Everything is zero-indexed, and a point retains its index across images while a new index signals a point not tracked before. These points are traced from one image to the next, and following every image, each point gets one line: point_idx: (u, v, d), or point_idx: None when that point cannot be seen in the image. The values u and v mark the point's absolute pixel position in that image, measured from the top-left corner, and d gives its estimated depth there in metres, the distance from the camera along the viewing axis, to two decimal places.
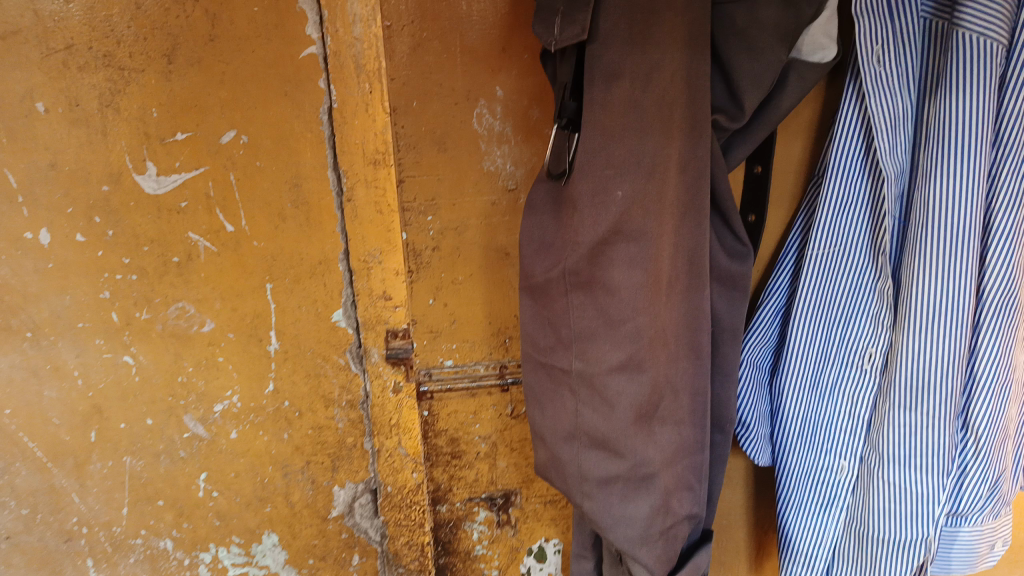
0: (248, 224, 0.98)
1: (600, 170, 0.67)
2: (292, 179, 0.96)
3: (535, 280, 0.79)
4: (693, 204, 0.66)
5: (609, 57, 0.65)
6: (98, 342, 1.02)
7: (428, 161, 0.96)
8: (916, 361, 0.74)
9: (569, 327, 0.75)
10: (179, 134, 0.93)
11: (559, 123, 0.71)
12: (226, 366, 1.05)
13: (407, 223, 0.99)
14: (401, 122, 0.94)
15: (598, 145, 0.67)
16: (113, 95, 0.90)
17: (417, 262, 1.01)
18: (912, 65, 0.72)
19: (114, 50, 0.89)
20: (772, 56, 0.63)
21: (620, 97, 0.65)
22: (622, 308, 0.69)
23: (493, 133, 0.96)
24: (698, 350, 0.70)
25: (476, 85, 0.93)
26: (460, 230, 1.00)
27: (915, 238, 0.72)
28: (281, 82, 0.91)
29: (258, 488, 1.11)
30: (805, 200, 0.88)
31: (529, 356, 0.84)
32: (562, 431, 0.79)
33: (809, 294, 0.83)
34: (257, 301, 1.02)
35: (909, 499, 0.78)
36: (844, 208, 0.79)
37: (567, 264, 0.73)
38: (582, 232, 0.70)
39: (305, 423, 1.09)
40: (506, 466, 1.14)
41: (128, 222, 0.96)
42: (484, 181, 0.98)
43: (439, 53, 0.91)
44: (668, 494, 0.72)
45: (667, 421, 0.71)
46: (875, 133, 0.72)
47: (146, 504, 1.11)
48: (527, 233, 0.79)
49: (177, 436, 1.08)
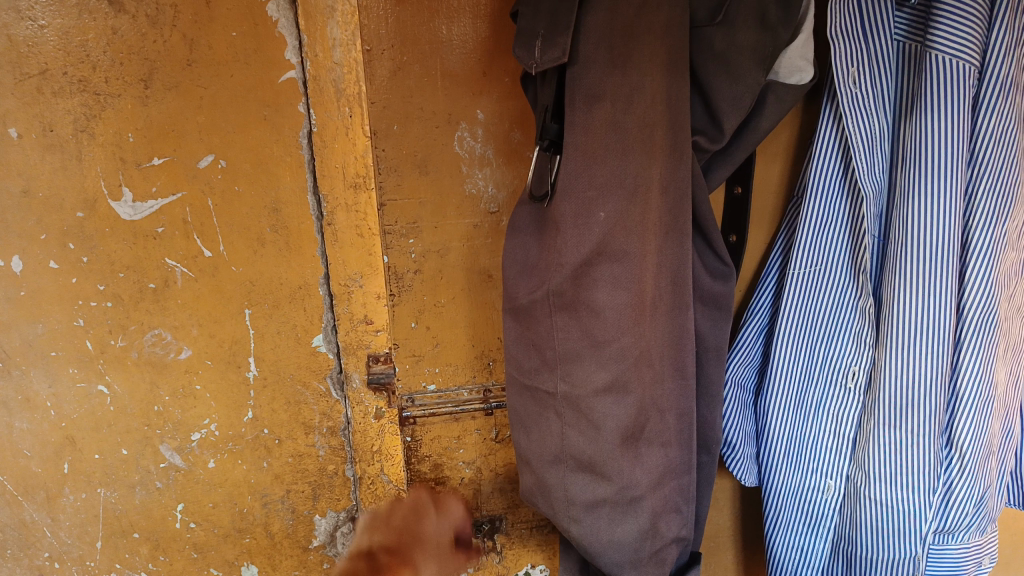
0: (226, 249, 0.96)
1: (583, 191, 0.67)
2: (271, 203, 0.95)
3: (518, 303, 0.77)
4: (676, 225, 0.68)
5: (590, 78, 0.65)
6: (71, 371, 0.99)
7: (410, 184, 0.96)
8: (900, 377, 0.75)
9: (553, 349, 0.74)
10: (156, 159, 0.92)
11: (540, 145, 0.71)
12: (203, 394, 1.03)
13: (389, 246, 0.98)
14: (382, 145, 0.94)
15: (580, 166, 0.66)
16: (88, 121, 0.89)
17: (399, 286, 1.01)
18: (887, 86, 0.73)
19: (90, 75, 0.88)
20: (750, 79, 0.65)
21: (602, 118, 0.65)
22: (607, 329, 0.69)
23: (474, 156, 0.96)
24: (683, 369, 0.72)
25: (457, 108, 0.94)
26: (442, 253, 1.00)
27: (896, 255, 0.73)
28: (261, 106, 0.91)
29: (237, 519, 1.09)
30: (786, 220, 0.89)
31: (513, 378, 0.82)
32: (548, 455, 0.77)
33: (792, 313, 0.84)
34: (235, 327, 1.00)
35: (897, 517, 0.79)
36: (825, 228, 0.80)
37: (551, 286, 0.71)
38: (565, 253, 0.69)
39: (285, 451, 1.07)
40: (491, 490, 1.14)
41: (103, 248, 0.94)
42: (466, 204, 0.98)
43: (420, 76, 0.91)
44: (656, 515, 0.73)
45: (653, 442, 0.72)
46: (853, 152, 0.73)
47: (120, 537, 1.08)
48: (510, 255, 0.79)
49: (153, 467, 1.05)
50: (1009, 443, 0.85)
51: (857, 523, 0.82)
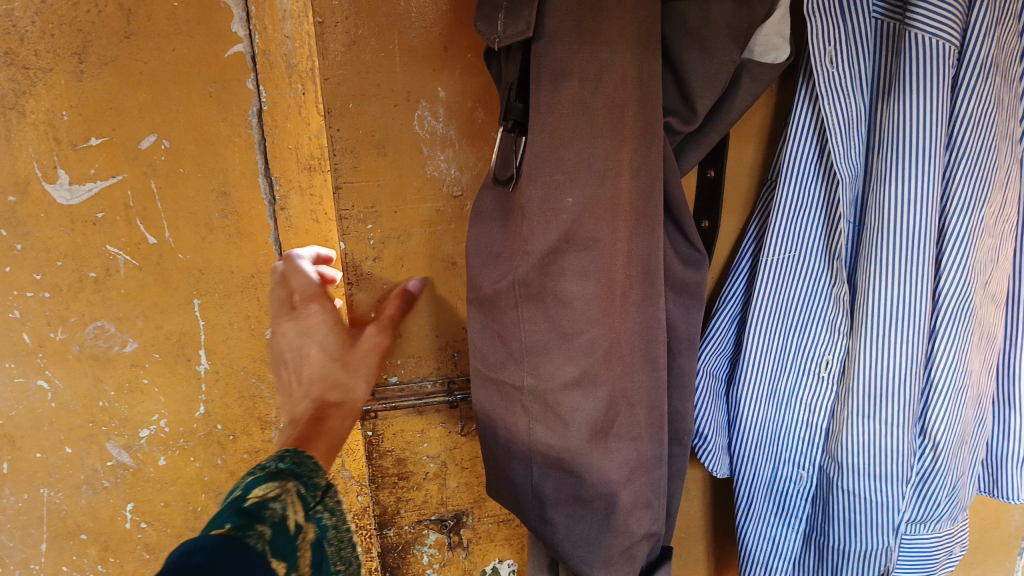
0: (172, 236, 0.91)
1: (549, 175, 0.63)
2: (220, 185, 0.90)
3: (483, 293, 0.73)
4: (647, 211, 0.65)
5: (557, 54, 0.60)
6: (8, 365, 0.93)
7: (367, 166, 0.90)
8: (874, 368, 0.74)
9: (519, 341, 0.70)
10: (94, 139, 0.85)
11: (506, 124, 0.67)
12: (152, 389, 0.97)
13: (346, 232, 0.93)
14: (337, 125, 0.88)
15: (546, 149, 0.62)
16: (18, 97, 0.82)
17: (357, 274, 0.96)
18: (864, 67, 0.71)
19: (17, 48, 0.81)
20: (725, 56, 0.62)
21: (569, 97, 0.61)
22: (576, 320, 0.66)
23: (436, 136, 0.91)
24: (654, 360, 0.70)
25: (417, 86, 0.88)
26: (403, 239, 0.95)
27: (872, 243, 0.71)
28: (206, 82, 0.85)
29: (191, 518, 1.05)
30: (759, 205, 0.86)
31: (478, 372, 0.77)
32: (517, 451, 0.74)
33: (766, 301, 0.82)
34: (184, 318, 0.95)
35: (869, 505, 0.78)
36: (799, 214, 0.78)
37: (517, 275, 0.67)
38: (531, 240, 0.65)
39: (240, 448, 1.03)
40: (456, 485, 1.09)
41: (39, 234, 0.88)
42: (428, 187, 0.93)
43: (376, 52, 0.86)
44: (627, 513, 0.71)
45: (623, 437, 0.69)
46: (830, 136, 0.71)
47: (66, 539, 1.03)
48: (473, 243, 0.74)
49: (99, 465, 1.00)
50: (981, 430, 0.85)
51: (831, 512, 0.82)
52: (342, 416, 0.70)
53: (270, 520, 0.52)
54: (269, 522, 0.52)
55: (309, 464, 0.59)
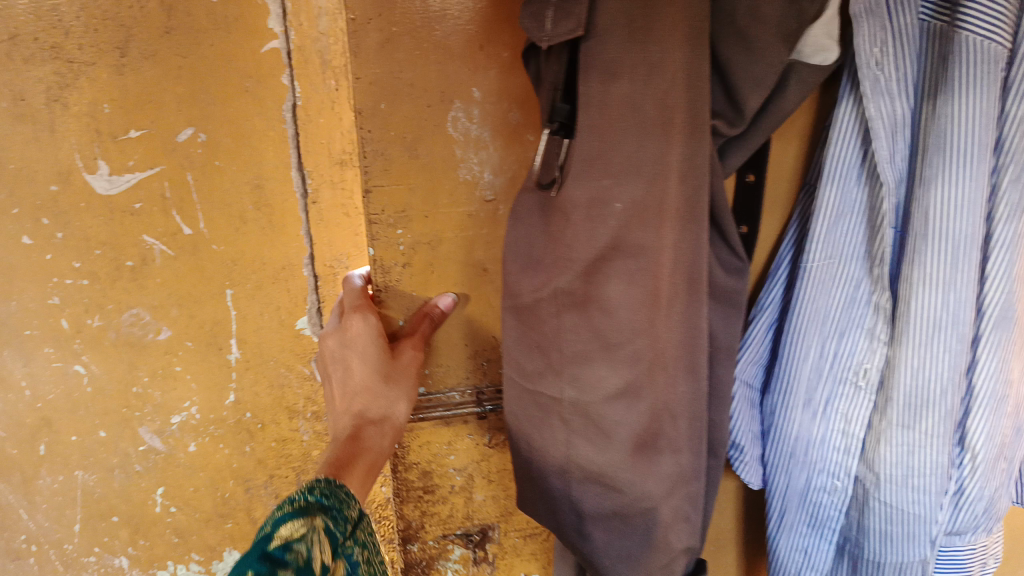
0: (207, 227, 0.93)
1: (598, 179, 0.64)
2: (254, 178, 0.91)
3: (522, 300, 0.76)
4: (693, 214, 0.61)
5: (609, 52, 0.61)
6: (47, 350, 0.96)
7: (398, 168, 0.88)
8: (915, 376, 0.73)
9: (559, 350, 0.73)
10: (133, 131, 0.87)
11: (552, 125, 0.68)
12: (184, 376, 0.99)
13: (375, 238, 0.90)
14: (367, 126, 0.85)
15: (595, 151, 0.64)
16: (61, 90, 0.85)
17: (385, 280, 0.93)
18: (911, 70, 0.70)
19: (62, 42, 0.83)
20: (772, 56, 0.60)
21: (617, 97, 0.61)
22: (620, 330, 0.68)
23: (470, 138, 0.88)
24: (696, 369, 0.65)
25: (451, 84, 0.85)
26: (433, 244, 0.92)
27: (918, 251, 0.70)
28: (242, 77, 0.87)
29: (219, 504, 1.07)
30: (799, 210, 0.86)
31: (518, 376, 0.80)
32: (555, 459, 0.78)
33: (804, 308, 0.82)
34: (216, 308, 0.97)
35: (907, 513, 0.78)
36: (840, 221, 0.77)
37: (560, 284, 0.71)
38: (576, 249, 0.68)
39: (268, 436, 1.05)
40: (483, 499, 1.09)
41: (78, 223, 0.91)
42: (461, 190, 0.91)
43: (411, 49, 0.83)
44: (666, 527, 0.70)
45: (665, 450, 0.68)
46: (875, 140, 0.70)
47: (99, 521, 1.06)
48: (513, 249, 0.76)
49: (132, 450, 1.02)
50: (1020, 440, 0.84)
51: (866, 519, 0.82)
52: (379, 433, 0.81)
53: (295, 563, 0.53)
54: (294, 564, 0.53)
55: (336, 499, 0.64)
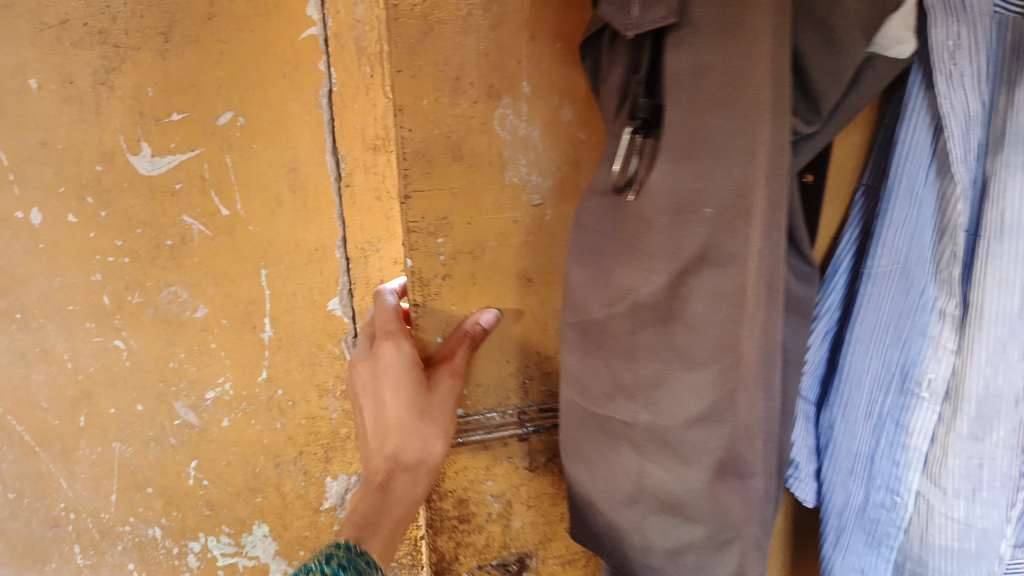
0: (244, 209, 0.96)
1: (683, 180, 0.57)
2: (289, 161, 0.94)
3: (590, 316, 0.69)
4: (772, 213, 0.57)
5: (695, 46, 0.55)
6: (89, 325, 0.99)
7: (440, 171, 0.84)
8: (986, 382, 0.71)
9: (634, 372, 0.67)
10: (175, 114, 0.90)
11: (634, 124, 0.62)
12: (218, 353, 1.03)
13: (414, 247, 0.86)
14: (409, 124, 0.81)
15: (682, 152, 0.57)
16: (108, 73, 0.88)
17: (425, 291, 0.89)
18: (988, 61, 0.66)
19: (109, 27, 0.86)
20: (852, 51, 0.55)
21: (710, 91, 0.55)
22: (702, 348, 0.62)
23: (517, 137, 0.84)
24: (771, 387, 0.62)
25: (500, 75, 0.81)
26: (476, 253, 0.88)
27: (992, 252, 0.68)
28: (281, 63, 0.89)
29: (250, 479, 1.11)
30: (853, 215, 0.83)
31: (583, 389, 0.73)
32: (622, 493, 0.72)
33: (868, 312, 0.79)
34: (251, 288, 1.00)
35: (966, 531, 0.76)
36: (904, 226, 0.73)
37: (639, 297, 0.64)
38: (658, 256, 0.61)
39: (298, 413, 1.08)
40: (521, 526, 1.06)
41: (121, 202, 0.94)
42: (507, 194, 0.86)
43: (457, 41, 0.79)
44: (745, 553, 0.69)
45: (749, 474, 0.65)
46: (947, 132, 0.66)
47: (135, 491, 1.10)
48: (577, 255, 0.70)
49: (168, 423, 1.06)
50: None
51: (924, 539, 0.79)
52: (411, 481, 0.81)
53: None
54: None
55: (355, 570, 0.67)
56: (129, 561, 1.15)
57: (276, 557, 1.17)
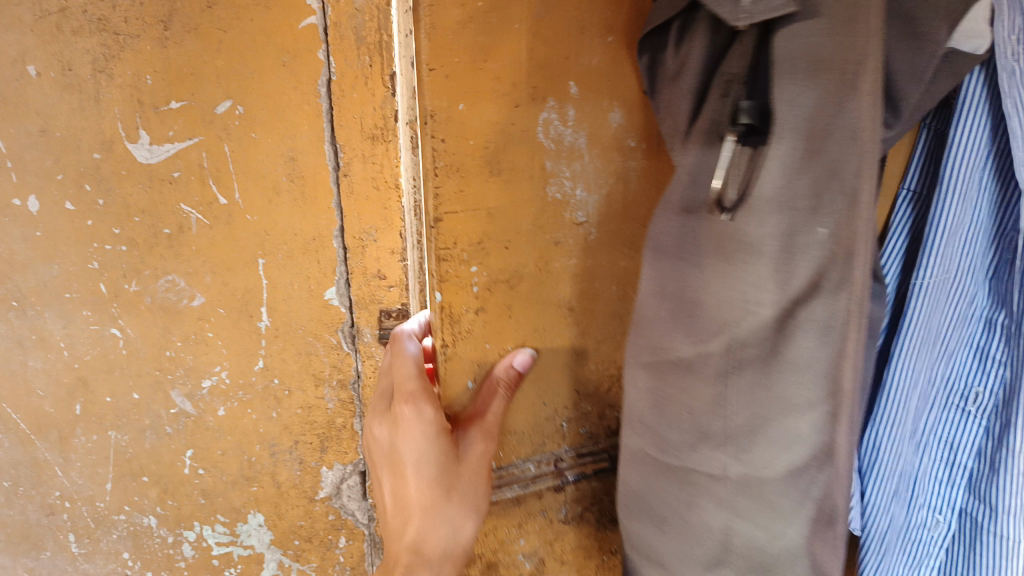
0: (242, 198, 0.96)
1: (780, 207, 0.39)
2: (288, 150, 0.94)
3: (673, 354, 0.46)
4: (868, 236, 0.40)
5: (800, 42, 0.38)
6: (86, 313, 1.00)
7: (473, 189, 0.60)
8: None
9: (694, 445, 0.46)
10: (174, 102, 0.91)
11: (735, 132, 0.40)
12: (215, 341, 1.03)
13: (444, 278, 0.62)
14: (440, 133, 0.57)
15: (786, 181, 0.38)
16: (107, 61, 0.88)
17: (453, 334, 0.64)
18: None
19: (109, 14, 0.86)
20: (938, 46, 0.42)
21: (812, 107, 0.37)
22: (798, 418, 0.42)
23: (564, 146, 0.61)
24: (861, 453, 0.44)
25: (548, 67, 0.58)
26: (513, 283, 0.64)
27: None
28: (280, 52, 0.90)
29: (245, 468, 1.11)
30: (916, 151, 0.59)
31: (637, 439, 0.51)
32: None
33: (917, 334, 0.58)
34: (248, 277, 1.00)
35: None
36: (962, 223, 0.54)
37: (738, 334, 0.42)
38: (763, 297, 0.40)
39: (294, 402, 1.08)
40: None
41: (120, 190, 0.94)
42: (551, 216, 0.62)
43: (495, 29, 0.56)
44: None
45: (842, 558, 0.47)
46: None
47: (130, 480, 1.10)
48: (656, 278, 0.47)
49: (164, 412, 1.06)
50: None
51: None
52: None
53: None
54: None
55: None
56: (124, 548, 1.15)
57: (270, 545, 1.17)
